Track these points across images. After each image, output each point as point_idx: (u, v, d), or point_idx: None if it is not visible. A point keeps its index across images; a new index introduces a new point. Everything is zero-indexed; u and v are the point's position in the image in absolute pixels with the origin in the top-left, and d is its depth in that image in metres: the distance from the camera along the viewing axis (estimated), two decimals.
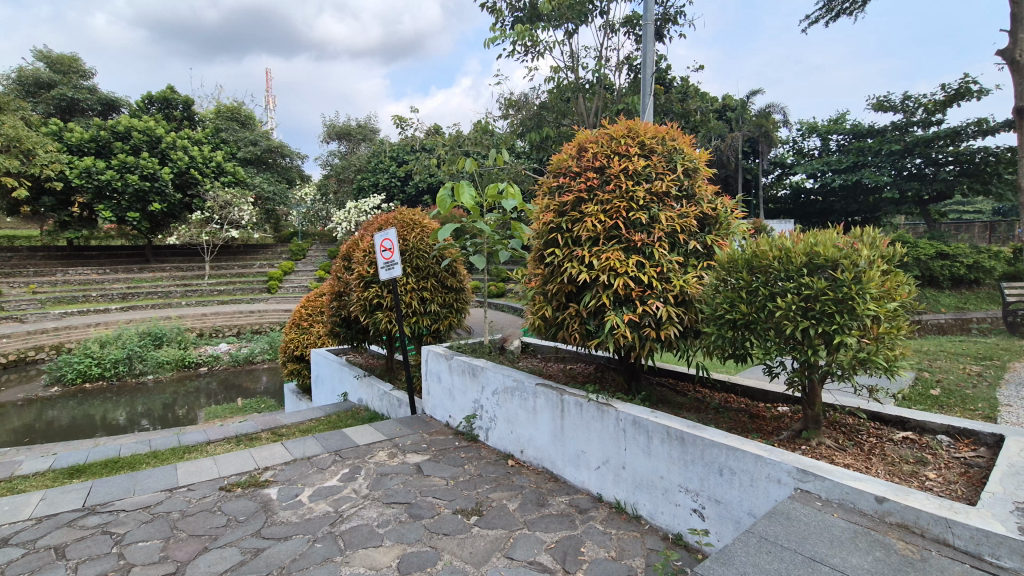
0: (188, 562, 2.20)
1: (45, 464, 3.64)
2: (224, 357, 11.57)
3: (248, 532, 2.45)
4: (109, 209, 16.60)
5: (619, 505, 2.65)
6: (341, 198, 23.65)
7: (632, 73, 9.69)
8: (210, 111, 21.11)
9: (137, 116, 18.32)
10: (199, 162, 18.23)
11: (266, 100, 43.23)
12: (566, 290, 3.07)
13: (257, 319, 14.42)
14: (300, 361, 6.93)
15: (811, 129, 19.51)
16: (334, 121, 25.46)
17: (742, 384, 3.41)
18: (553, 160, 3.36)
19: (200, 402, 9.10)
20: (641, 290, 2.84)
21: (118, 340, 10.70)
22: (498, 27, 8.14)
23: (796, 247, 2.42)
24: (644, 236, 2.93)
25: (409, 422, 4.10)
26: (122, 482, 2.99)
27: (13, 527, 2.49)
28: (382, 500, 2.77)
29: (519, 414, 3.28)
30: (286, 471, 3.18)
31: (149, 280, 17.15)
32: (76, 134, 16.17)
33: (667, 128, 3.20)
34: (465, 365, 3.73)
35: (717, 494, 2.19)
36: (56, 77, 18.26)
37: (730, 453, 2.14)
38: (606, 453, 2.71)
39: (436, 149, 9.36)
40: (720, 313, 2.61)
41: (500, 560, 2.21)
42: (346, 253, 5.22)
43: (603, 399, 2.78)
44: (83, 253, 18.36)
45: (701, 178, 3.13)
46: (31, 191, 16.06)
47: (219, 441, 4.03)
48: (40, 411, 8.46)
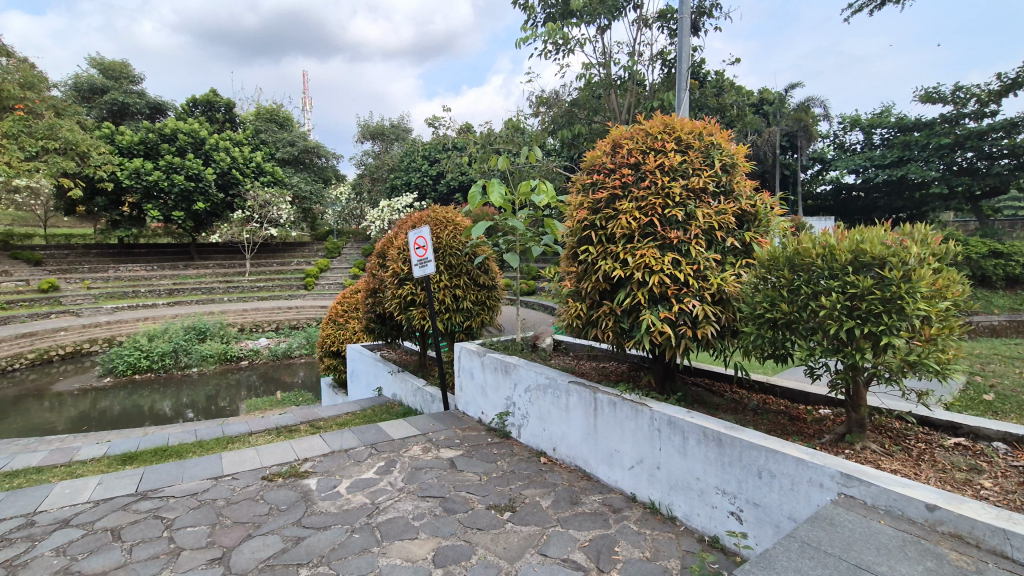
0: (233, 548, 2.27)
1: (100, 450, 3.83)
2: (263, 352, 11.96)
3: (288, 521, 2.51)
4: (157, 208, 17.31)
5: (653, 505, 2.61)
6: (375, 197, 24.09)
7: (666, 68, 9.57)
8: (251, 112, 21.86)
9: (182, 119, 19.06)
10: (240, 163, 18.85)
11: (303, 102, 44.56)
12: (599, 288, 3.04)
13: (295, 314, 14.76)
14: (336, 356, 7.09)
15: (853, 122, 18.80)
16: (368, 121, 25.85)
17: (782, 386, 3.33)
18: (586, 156, 3.33)
19: (241, 395, 9.42)
20: (677, 289, 2.80)
21: (165, 334, 11.18)
22: (529, 27, 8.20)
23: (840, 245, 2.33)
24: (680, 234, 2.88)
25: (442, 418, 4.14)
26: (170, 470, 3.11)
27: (73, 508, 2.63)
28: (416, 493, 2.81)
29: (552, 412, 3.27)
30: (325, 463, 3.26)
31: (194, 276, 17.84)
32: (126, 136, 16.92)
33: (704, 123, 3.13)
34: (498, 362, 3.75)
35: (755, 497, 2.15)
36: (108, 83, 19.16)
37: (770, 456, 2.08)
38: (640, 453, 2.68)
39: (468, 148, 9.45)
40: (760, 312, 2.54)
41: (534, 556, 2.22)
42: (380, 251, 5.31)
43: (637, 398, 2.75)
44: (132, 251, 19.23)
45: (739, 173, 3.05)
46: (86, 191, 16.91)
47: (260, 433, 4.15)
48: (93, 400, 8.91)
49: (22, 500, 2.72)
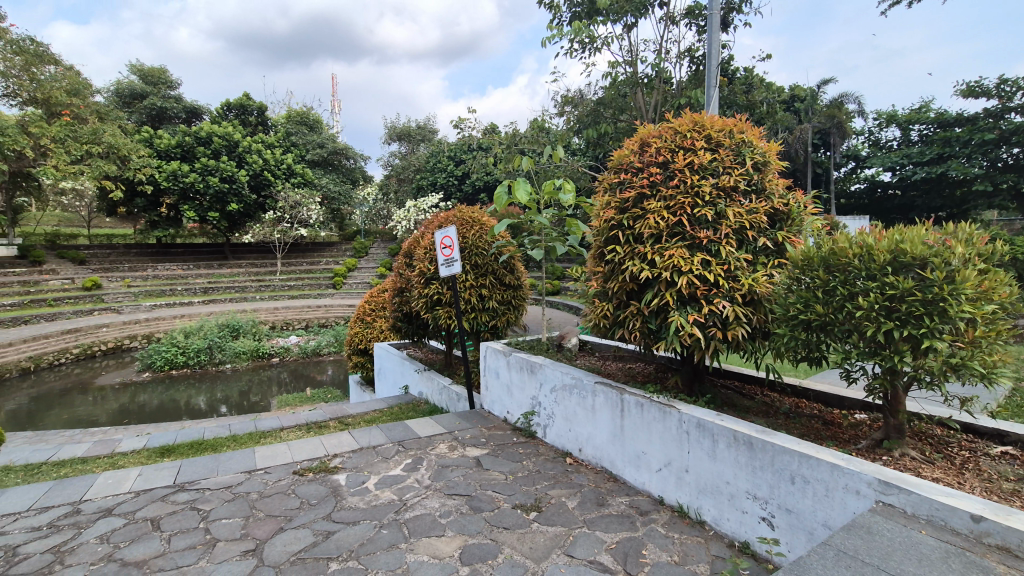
0: (266, 540, 2.32)
1: (140, 443, 3.97)
2: (293, 349, 12.21)
3: (319, 515, 2.57)
4: (193, 209, 17.90)
5: (681, 509, 2.58)
6: (402, 198, 24.36)
7: (693, 65, 9.43)
8: (282, 115, 22.36)
9: (217, 122, 19.61)
10: (272, 165, 19.30)
11: (332, 105, 45.53)
12: (627, 288, 3.01)
13: (324, 312, 15.03)
14: (363, 354, 7.18)
15: (889, 118, 18.19)
16: (395, 122, 26.14)
17: (815, 389, 3.24)
18: (613, 155, 3.30)
19: (272, 391, 9.66)
20: (707, 289, 2.75)
21: (200, 331, 11.54)
22: (556, 26, 8.17)
23: (878, 245, 2.24)
24: (709, 233, 2.84)
25: (468, 417, 4.16)
26: (206, 463, 3.21)
27: (115, 498, 2.73)
28: (443, 491, 2.83)
29: (578, 412, 3.26)
30: (354, 459, 3.31)
31: (227, 274, 18.34)
32: (164, 140, 17.51)
33: (734, 121, 3.08)
34: (524, 362, 3.75)
35: (788, 503, 2.09)
36: (147, 88, 19.84)
37: (803, 461, 2.03)
38: (668, 456, 2.64)
39: (493, 148, 9.48)
40: (793, 314, 2.48)
41: (560, 557, 2.21)
42: (407, 251, 5.37)
43: (665, 399, 2.71)
44: (170, 250, 19.90)
45: (771, 171, 2.98)
46: (126, 193, 17.58)
47: (291, 428, 4.24)
48: (133, 394, 9.24)
49: (70, 489, 2.84)
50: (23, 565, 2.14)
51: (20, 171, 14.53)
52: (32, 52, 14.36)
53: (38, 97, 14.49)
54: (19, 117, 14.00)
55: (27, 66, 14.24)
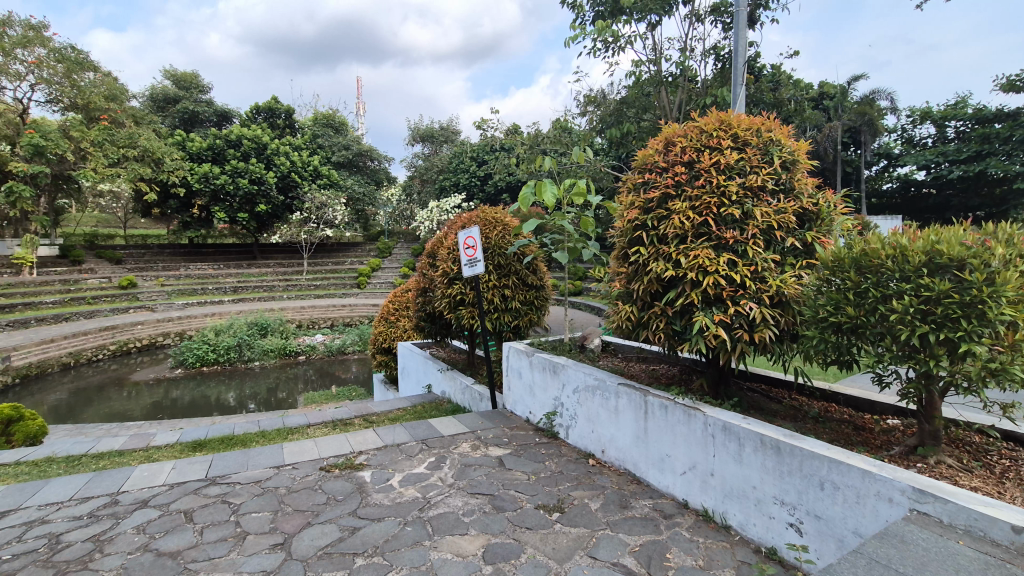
0: (294, 535, 2.37)
1: (174, 437, 4.09)
2: (319, 348, 12.42)
3: (345, 511, 2.61)
4: (223, 210, 18.39)
5: (706, 513, 2.54)
6: (425, 198, 24.57)
7: (719, 63, 9.30)
8: (308, 118, 22.79)
9: (246, 125, 20.08)
10: (299, 167, 19.67)
11: (356, 107, 46.28)
12: (651, 289, 2.98)
13: (348, 311, 15.24)
14: (387, 353, 7.26)
15: (924, 115, 17.62)
16: (418, 123, 26.36)
17: (845, 393, 3.16)
18: (638, 155, 3.28)
19: (299, 388, 9.85)
20: (733, 290, 2.71)
21: (230, 329, 11.83)
22: (579, 26, 8.15)
23: (913, 245, 2.17)
24: (736, 234, 2.80)
25: (490, 417, 4.18)
26: (236, 458, 3.29)
27: (151, 490, 2.83)
28: (466, 490, 2.85)
29: (601, 413, 3.24)
30: (378, 456, 3.35)
31: (256, 274, 18.75)
32: (196, 143, 18.00)
33: (762, 120, 3.03)
34: (546, 362, 3.74)
35: (817, 509, 2.05)
36: (180, 93, 20.41)
37: (834, 466, 1.98)
38: (693, 459, 2.61)
39: (516, 148, 9.51)
40: (823, 316, 2.43)
41: (583, 559, 2.20)
42: (430, 251, 5.42)
43: (690, 402, 2.68)
44: (201, 250, 20.46)
45: (800, 170, 2.93)
46: (160, 195, 18.13)
47: (317, 425, 4.32)
48: (166, 390, 9.53)
49: (107, 481, 2.95)
50: (65, 552, 2.22)
51: (61, 174, 15.14)
52: (73, 60, 14.81)
53: (79, 103, 15.09)
54: (61, 122, 14.61)
55: (68, 73, 14.73)
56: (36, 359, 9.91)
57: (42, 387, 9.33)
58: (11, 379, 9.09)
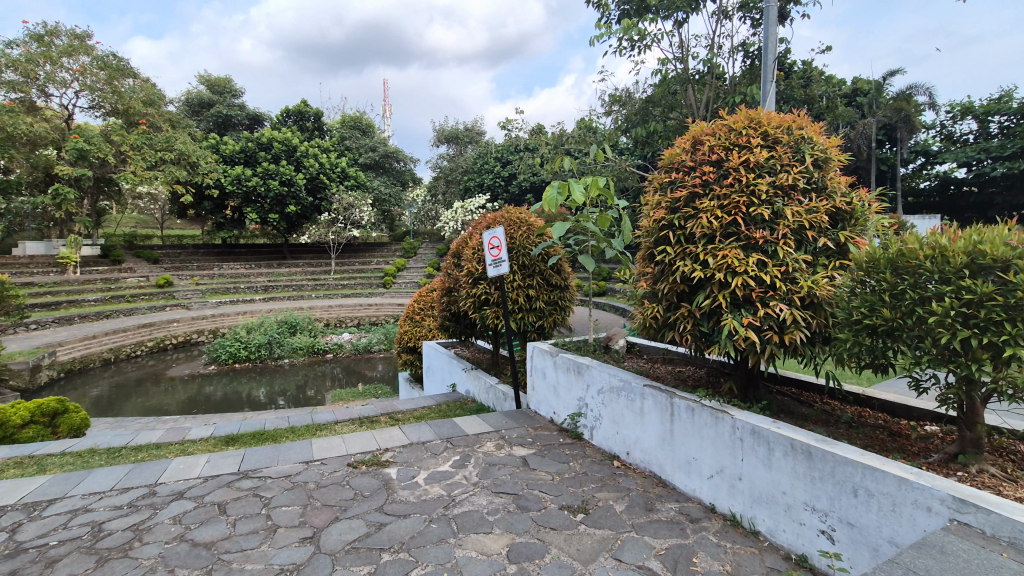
0: (323, 529, 2.42)
1: (208, 431, 4.21)
2: (346, 346, 12.64)
3: (372, 507, 2.65)
4: (255, 212, 18.88)
5: (734, 518, 2.50)
6: (449, 198, 24.75)
7: (748, 59, 9.13)
8: (336, 121, 23.23)
9: (276, 128, 20.57)
10: (327, 168, 20.04)
11: (383, 109, 47.05)
12: (677, 290, 2.94)
13: (374, 311, 15.46)
14: (412, 352, 7.34)
15: (965, 110, 16.94)
16: (443, 124, 26.57)
17: (880, 398, 3.06)
18: (664, 154, 3.25)
19: (326, 385, 10.05)
20: (763, 291, 2.66)
21: (261, 327, 12.12)
22: (604, 24, 8.12)
23: (954, 246, 2.09)
24: (766, 233, 2.75)
25: (514, 416, 4.18)
26: (267, 453, 3.37)
27: (186, 482, 2.92)
28: (491, 488, 2.87)
29: (626, 415, 3.21)
30: (404, 454, 3.40)
31: (286, 273, 19.17)
32: (229, 146, 18.53)
33: (793, 117, 2.96)
34: (571, 363, 3.73)
35: (850, 516, 2.00)
36: (214, 97, 21.03)
37: (868, 473, 1.93)
38: (721, 463, 2.57)
39: (540, 148, 9.51)
40: (857, 319, 2.36)
41: (608, 560, 2.19)
42: (455, 251, 5.46)
43: (717, 405, 2.64)
44: (233, 250, 21.04)
45: (833, 168, 2.85)
46: (195, 197, 18.73)
47: (345, 422, 4.40)
48: (200, 385, 9.83)
49: (145, 473, 3.05)
50: (108, 540, 2.32)
51: (102, 177, 15.79)
52: (115, 67, 15.41)
53: (119, 108, 15.69)
54: (102, 127, 15.25)
55: (110, 79, 15.32)
56: (80, 354, 10.33)
57: (85, 381, 9.73)
58: (56, 373, 9.50)
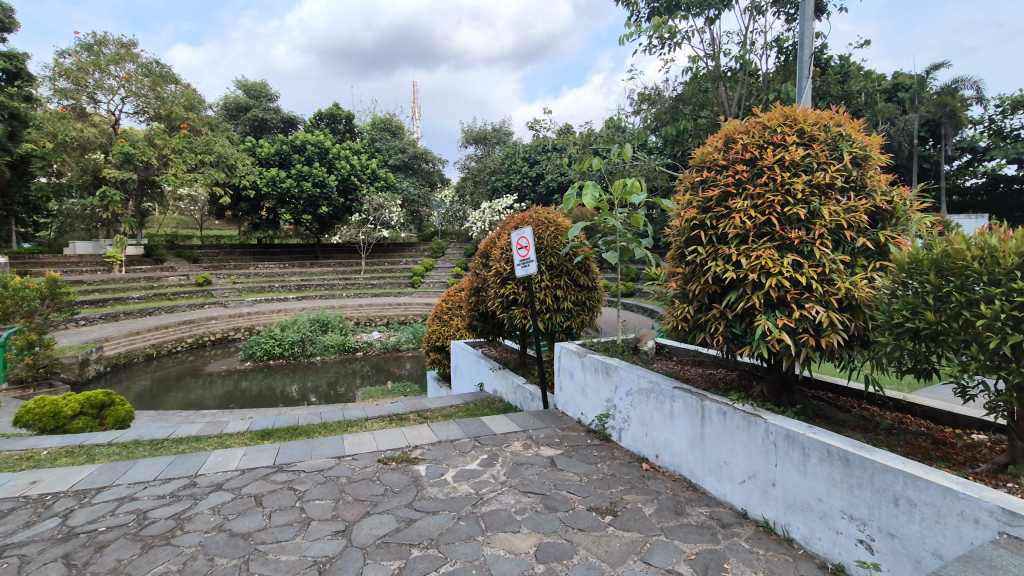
0: (354, 523, 2.47)
1: (244, 425, 4.34)
2: (376, 344, 12.85)
3: (401, 503, 2.69)
4: (289, 212, 19.37)
5: (767, 524, 2.45)
6: (477, 199, 24.89)
7: (783, 56, 8.91)
8: (367, 123, 23.65)
9: (309, 131, 21.04)
10: (358, 170, 20.39)
11: (412, 111, 47.77)
12: (709, 290, 2.89)
13: (403, 310, 15.65)
14: (440, 351, 7.41)
15: (1016, 104, 16.12)
16: (471, 125, 26.73)
17: (923, 404, 2.95)
18: (695, 153, 3.20)
19: (356, 382, 10.25)
20: (798, 293, 2.59)
21: (294, 325, 12.42)
22: (634, 23, 8.05)
23: (1004, 246, 1.99)
24: (802, 233, 2.68)
25: (542, 416, 4.18)
26: (301, 448, 3.45)
27: (224, 474, 3.02)
28: (518, 488, 2.87)
29: (655, 417, 3.18)
30: (433, 451, 3.44)
31: (318, 272, 19.60)
32: (265, 149, 19.06)
33: (831, 113, 2.88)
34: (599, 363, 3.71)
35: (890, 526, 1.93)
36: (250, 101, 21.66)
37: (910, 482, 1.86)
38: (753, 467, 2.52)
39: (568, 148, 9.50)
40: (898, 322, 2.27)
41: (637, 563, 2.17)
42: (484, 251, 5.50)
43: (750, 409, 2.59)
44: (268, 249, 21.63)
45: (873, 166, 2.76)
46: (232, 199, 19.35)
47: (375, 419, 4.47)
48: (236, 381, 10.15)
49: (186, 464, 3.17)
50: (151, 528, 2.42)
51: (146, 179, 16.45)
52: (158, 73, 15.94)
53: (162, 113, 16.31)
54: (146, 132, 15.88)
55: (153, 86, 15.88)
56: (124, 350, 10.79)
57: (129, 375, 10.15)
58: (103, 367, 9.92)
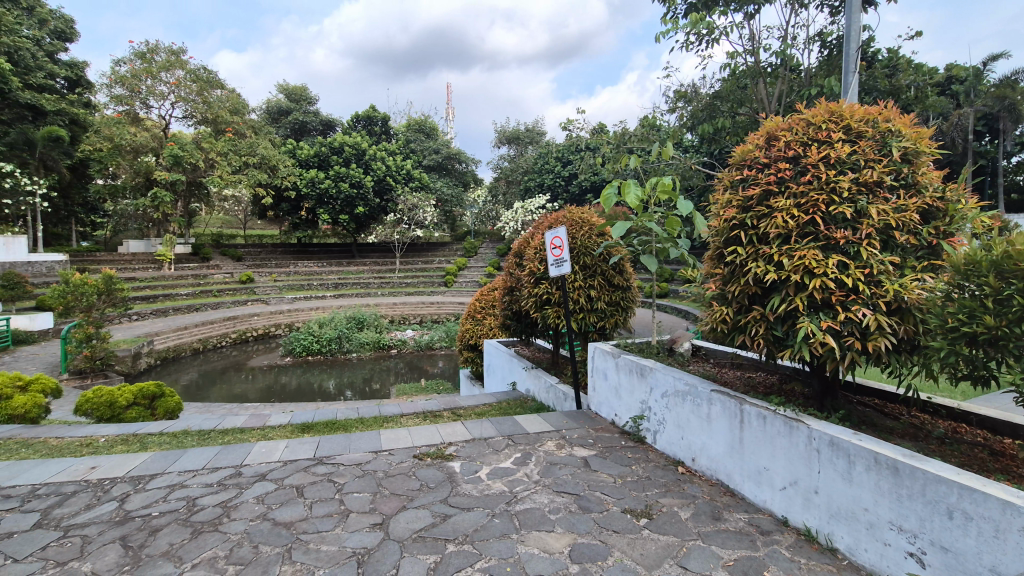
0: (392, 516, 2.52)
1: (286, 418, 4.48)
2: (410, 342, 13.05)
3: (437, 498, 2.72)
4: (327, 212, 19.90)
5: (809, 533, 2.37)
6: (510, 199, 24.98)
7: (826, 50, 8.63)
8: (402, 124, 24.06)
9: (347, 133, 21.57)
10: (394, 171, 20.61)
11: (446, 112, 48.59)
12: (749, 292, 2.82)
13: (436, 309, 15.84)
14: (474, 350, 7.47)
15: None
16: (505, 125, 26.83)
17: (978, 413, 2.81)
18: (735, 151, 3.13)
19: (391, 379, 10.45)
20: (843, 295, 2.50)
21: (331, 323, 12.76)
22: (671, 20, 7.95)
23: None
24: (847, 233, 2.59)
25: (575, 417, 4.17)
26: (340, 442, 3.54)
27: (268, 465, 3.13)
28: (552, 487, 2.87)
29: (692, 420, 3.12)
30: (467, 448, 3.47)
31: (354, 271, 20.02)
32: (305, 151, 19.62)
33: (879, 109, 2.77)
34: (633, 364, 3.67)
35: (944, 540, 1.84)
36: (291, 105, 22.34)
37: (965, 494, 1.77)
38: (795, 474, 2.45)
39: (602, 148, 9.45)
40: (953, 326, 2.16)
41: (673, 567, 2.14)
42: (517, 251, 5.51)
43: (792, 414, 2.51)
44: (307, 249, 22.24)
45: (925, 163, 2.64)
46: (274, 199, 20.00)
47: (410, 415, 4.54)
48: (277, 375, 10.49)
49: (232, 454, 3.30)
50: (200, 515, 2.52)
51: (193, 181, 17.18)
52: (205, 79, 16.63)
53: (208, 117, 16.99)
54: (194, 136, 16.63)
55: (201, 91, 16.58)
56: (173, 343, 11.27)
57: (177, 368, 10.62)
58: (154, 360, 10.41)
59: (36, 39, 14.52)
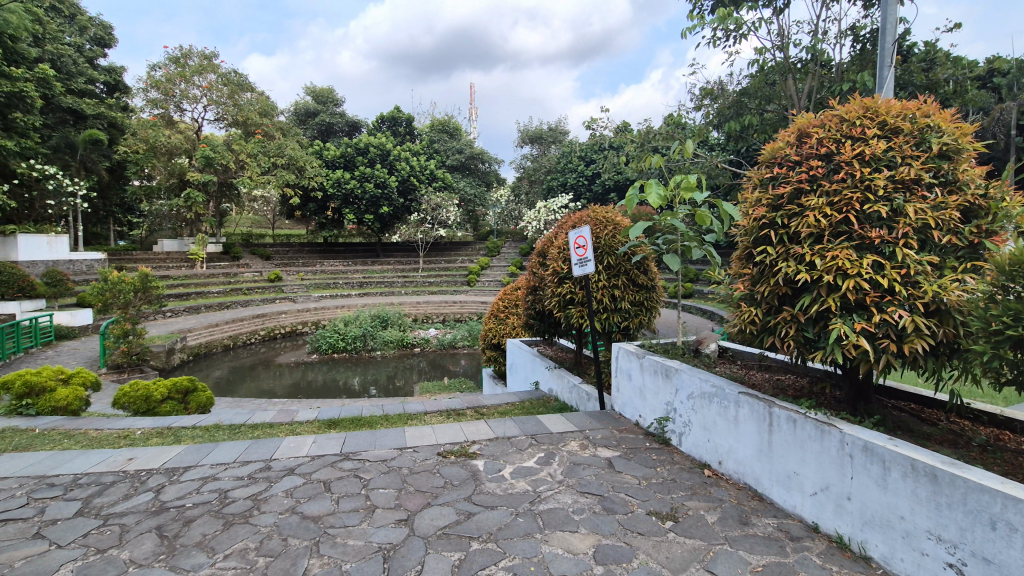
0: (416, 512, 2.54)
1: (312, 414, 4.56)
2: (433, 341, 13.15)
3: (461, 496, 2.74)
4: (352, 212, 20.24)
5: (841, 540, 2.31)
6: (532, 198, 24.97)
7: (858, 44, 8.40)
8: (426, 125, 24.25)
9: (372, 134, 21.85)
10: (418, 171, 20.82)
11: (469, 112, 48.74)
12: (779, 292, 2.76)
13: (459, 308, 15.93)
14: (496, 349, 7.49)
15: None
16: (528, 125, 26.81)
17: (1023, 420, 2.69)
18: (765, 149, 3.07)
19: (415, 377, 10.55)
20: (878, 296, 2.43)
21: (356, 321, 12.95)
22: (697, 15, 7.84)
23: None
24: (883, 233, 2.51)
25: (599, 417, 4.14)
26: (365, 438, 3.58)
27: (296, 460, 3.19)
28: (576, 487, 2.86)
29: (718, 422, 3.07)
30: (490, 447, 3.48)
31: (378, 271, 20.27)
32: (331, 152, 19.94)
33: (917, 103, 2.67)
34: (659, 365, 3.62)
35: (986, 551, 1.76)
36: (318, 107, 22.72)
37: (1010, 504, 1.69)
38: (826, 479, 2.39)
39: (626, 147, 9.37)
40: (996, 329, 2.07)
41: (700, 572, 2.11)
42: (541, 250, 5.51)
43: (824, 417, 2.45)
44: (333, 248, 22.60)
45: (966, 158, 2.53)
46: (301, 199, 20.38)
47: (434, 413, 4.57)
48: (303, 372, 10.69)
49: (261, 448, 3.37)
50: (231, 507, 2.58)
51: (224, 182, 17.63)
52: (235, 82, 17.06)
53: (239, 119, 17.41)
54: (226, 138, 17.12)
55: (231, 94, 17.02)
56: (205, 340, 11.56)
57: (208, 364, 10.91)
58: (187, 356, 10.73)
59: (77, 45, 15.12)
